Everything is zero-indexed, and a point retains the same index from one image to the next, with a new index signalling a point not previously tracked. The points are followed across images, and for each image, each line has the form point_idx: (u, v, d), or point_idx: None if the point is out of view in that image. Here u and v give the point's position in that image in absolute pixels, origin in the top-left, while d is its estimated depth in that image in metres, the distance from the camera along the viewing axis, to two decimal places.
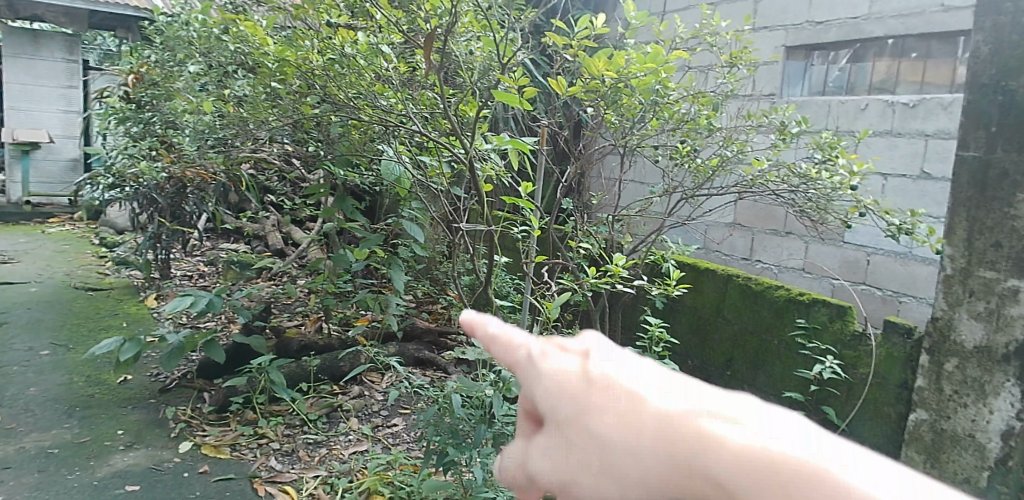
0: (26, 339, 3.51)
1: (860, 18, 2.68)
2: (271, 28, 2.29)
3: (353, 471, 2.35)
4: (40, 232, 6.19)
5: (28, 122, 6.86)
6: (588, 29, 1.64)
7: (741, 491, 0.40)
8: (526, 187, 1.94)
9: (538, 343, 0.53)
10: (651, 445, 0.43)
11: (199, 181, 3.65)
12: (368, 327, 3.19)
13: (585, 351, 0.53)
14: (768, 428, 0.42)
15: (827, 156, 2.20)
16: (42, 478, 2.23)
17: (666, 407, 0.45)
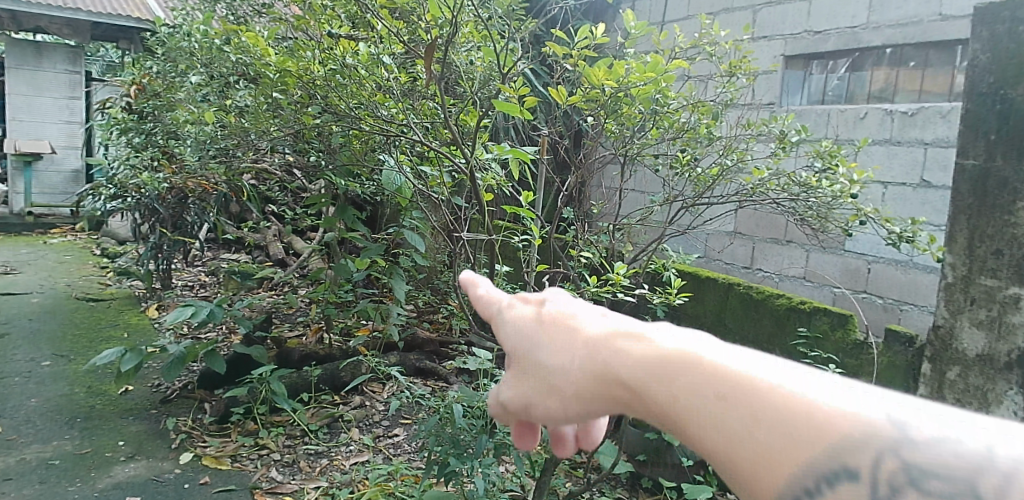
0: (27, 350, 3.51)
1: (858, 28, 2.70)
2: (272, 39, 2.35)
3: (354, 482, 2.34)
4: (42, 243, 6.21)
5: (30, 133, 6.88)
6: (588, 38, 1.65)
7: (626, 373, 0.61)
8: (527, 196, 1.94)
9: (511, 299, 0.79)
10: (575, 356, 0.66)
11: (200, 191, 3.66)
12: (368, 337, 3.19)
13: (542, 302, 0.77)
14: (645, 330, 0.64)
15: (828, 164, 2.21)
16: (43, 489, 2.22)
17: (586, 330, 0.68)
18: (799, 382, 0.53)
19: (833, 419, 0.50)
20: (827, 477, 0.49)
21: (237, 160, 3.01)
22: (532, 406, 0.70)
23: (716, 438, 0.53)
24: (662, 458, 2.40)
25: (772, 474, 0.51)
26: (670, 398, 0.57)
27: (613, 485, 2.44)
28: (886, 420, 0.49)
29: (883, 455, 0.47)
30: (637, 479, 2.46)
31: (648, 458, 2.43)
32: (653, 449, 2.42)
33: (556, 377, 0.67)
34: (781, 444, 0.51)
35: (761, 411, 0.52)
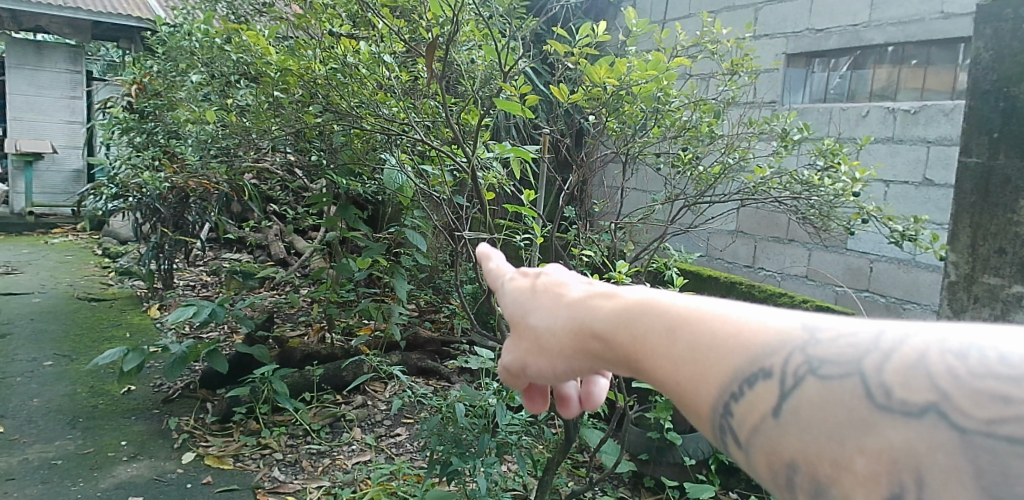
0: (30, 350, 3.51)
1: (860, 26, 2.69)
2: (273, 38, 2.35)
3: (356, 481, 2.34)
4: (44, 243, 6.21)
5: (32, 133, 6.90)
6: (589, 36, 1.64)
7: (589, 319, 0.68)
8: (529, 195, 1.94)
9: (516, 273, 0.84)
10: (552, 310, 0.74)
11: (201, 191, 3.66)
12: (370, 337, 3.19)
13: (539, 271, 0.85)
14: (613, 286, 0.69)
15: (830, 163, 2.22)
16: (45, 489, 2.22)
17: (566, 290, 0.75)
18: (730, 307, 0.59)
19: (754, 332, 0.56)
20: (746, 377, 0.54)
21: (238, 160, 3.00)
22: (528, 365, 0.75)
23: (659, 361, 0.59)
24: (664, 457, 2.38)
25: (705, 384, 0.56)
26: (624, 331, 0.63)
27: (615, 484, 2.44)
28: (798, 327, 0.56)
29: (791, 352, 0.53)
30: (639, 478, 2.46)
31: (649, 457, 2.41)
32: (655, 448, 2.40)
33: (537, 332, 0.74)
34: (714, 357, 0.56)
35: (695, 337, 0.58)
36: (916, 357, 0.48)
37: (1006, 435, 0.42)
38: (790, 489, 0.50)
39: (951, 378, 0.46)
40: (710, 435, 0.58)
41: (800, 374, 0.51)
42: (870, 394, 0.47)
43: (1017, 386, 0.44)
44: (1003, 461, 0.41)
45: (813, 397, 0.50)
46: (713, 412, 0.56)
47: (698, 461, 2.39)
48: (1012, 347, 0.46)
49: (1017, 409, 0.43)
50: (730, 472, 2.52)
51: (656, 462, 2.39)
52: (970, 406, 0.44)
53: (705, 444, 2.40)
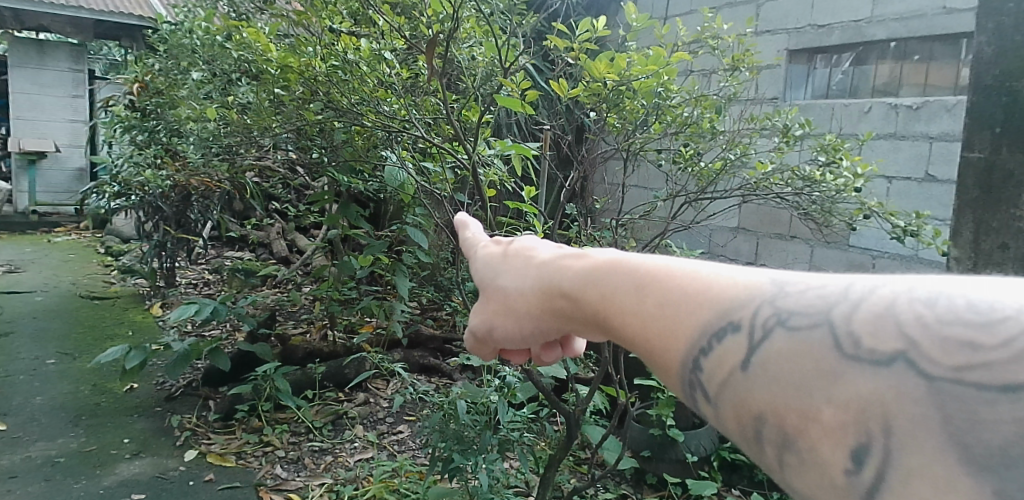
0: (32, 348, 3.52)
1: (863, 21, 2.68)
2: (273, 36, 2.35)
3: (358, 479, 2.34)
4: (46, 241, 6.22)
5: (34, 132, 6.91)
6: (590, 31, 1.65)
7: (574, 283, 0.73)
8: (530, 191, 1.94)
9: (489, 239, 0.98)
10: (534, 276, 0.81)
11: (203, 189, 3.67)
12: (372, 334, 3.20)
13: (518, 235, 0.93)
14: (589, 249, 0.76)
15: (832, 158, 2.23)
16: (49, 487, 2.23)
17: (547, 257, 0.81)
18: (702, 267, 0.64)
19: (724, 288, 0.60)
20: (716, 332, 0.57)
21: (240, 159, 3.01)
22: (494, 325, 0.87)
23: (631, 317, 0.63)
24: (666, 454, 2.37)
25: (676, 339, 0.60)
26: (603, 292, 0.68)
27: (617, 481, 2.44)
28: (766, 283, 0.59)
29: (759, 307, 0.56)
30: (641, 475, 2.45)
31: (651, 454, 2.39)
32: (656, 445, 2.39)
33: (522, 297, 0.82)
34: (683, 311, 0.60)
35: (669, 293, 0.62)
36: (885, 308, 0.50)
37: (973, 381, 0.43)
38: (759, 442, 0.51)
39: (918, 327, 0.47)
40: (682, 393, 0.61)
41: (771, 327, 0.54)
42: (839, 344, 0.48)
43: (983, 332, 0.45)
44: (971, 405, 0.42)
45: (781, 348, 0.52)
46: (686, 367, 0.59)
47: (700, 457, 2.39)
48: (983, 297, 0.47)
49: (985, 356, 0.44)
50: (732, 468, 2.52)
51: (659, 459, 2.38)
52: (939, 354, 0.45)
53: (706, 441, 2.41)
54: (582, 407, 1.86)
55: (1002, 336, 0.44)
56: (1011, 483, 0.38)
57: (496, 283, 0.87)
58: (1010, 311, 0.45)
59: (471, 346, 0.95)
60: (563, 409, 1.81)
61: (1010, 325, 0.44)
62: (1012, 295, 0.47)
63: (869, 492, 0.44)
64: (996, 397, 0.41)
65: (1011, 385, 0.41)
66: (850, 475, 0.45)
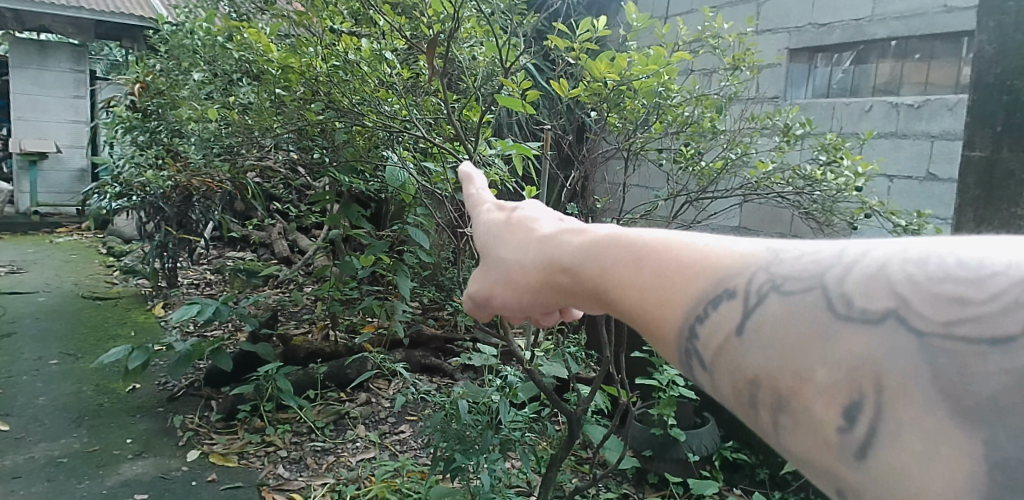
0: (35, 348, 3.52)
1: (863, 20, 2.67)
2: (273, 36, 2.35)
3: (360, 478, 2.35)
4: (48, 242, 6.23)
5: (36, 132, 6.93)
6: (590, 31, 1.65)
7: (573, 260, 0.74)
8: (530, 191, 1.94)
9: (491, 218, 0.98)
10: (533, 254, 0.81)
11: (205, 189, 3.67)
12: (374, 335, 3.20)
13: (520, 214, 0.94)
14: (588, 225, 0.77)
15: (833, 157, 2.23)
16: (52, 487, 2.24)
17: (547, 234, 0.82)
18: (699, 239, 0.64)
19: (720, 259, 0.61)
20: (712, 300, 0.58)
21: (241, 159, 3.01)
22: (495, 300, 0.87)
23: (630, 288, 0.64)
24: (668, 454, 2.36)
25: (674, 308, 0.61)
26: (602, 266, 0.69)
27: (619, 481, 2.44)
28: (761, 252, 0.59)
29: (754, 274, 0.57)
30: (642, 474, 2.45)
31: (653, 453, 2.38)
32: (658, 445, 2.38)
33: (520, 271, 0.82)
34: (681, 282, 0.61)
35: (667, 266, 0.63)
36: (877, 269, 0.50)
37: (963, 335, 0.43)
38: (755, 406, 0.52)
39: (909, 286, 0.47)
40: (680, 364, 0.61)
41: (765, 292, 0.54)
42: (831, 304, 0.49)
43: (973, 287, 0.45)
44: (961, 360, 0.42)
45: (774, 312, 0.52)
46: (682, 335, 0.60)
47: (701, 457, 2.39)
48: (974, 253, 0.47)
49: (974, 310, 0.43)
50: (733, 467, 2.53)
51: (660, 458, 2.37)
52: (930, 310, 0.45)
53: (708, 440, 2.41)
54: (584, 406, 1.86)
55: (992, 289, 0.44)
56: (999, 433, 0.39)
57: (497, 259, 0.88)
58: (1000, 265, 0.45)
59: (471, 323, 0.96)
60: (565, 409, 1.80)
61: (999, 279, 0.44)
62: (1004, 249, 0.47)
63: (862, 448, 0.44)
64: (987, 350, 0.41)
65: (999, 337, 0.41)
66: (842, 432, 0.45)
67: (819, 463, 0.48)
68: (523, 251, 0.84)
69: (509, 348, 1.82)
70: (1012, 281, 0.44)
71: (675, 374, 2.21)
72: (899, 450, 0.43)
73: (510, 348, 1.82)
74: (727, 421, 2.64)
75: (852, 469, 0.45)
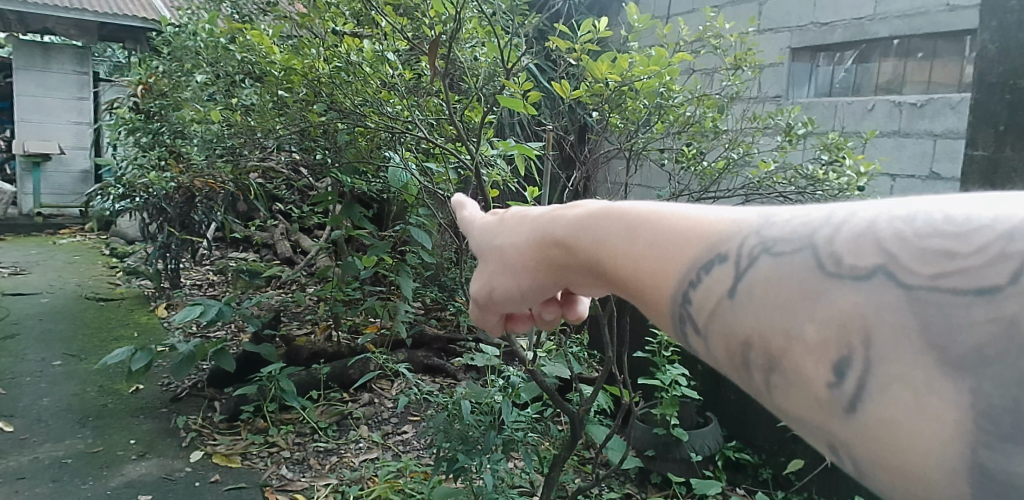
0: (39, 350, 3.54)
1: (865, 19, 2.67)
2: (276, 38, 2.36)
3: (363, 479, 2.35)
4: (52, 244, 6.24)
5: (40, 134, 6.96)
6: (591, 32, 1.65)
7: (569, 235, 0.74)
8: (533, 191, 1.94)
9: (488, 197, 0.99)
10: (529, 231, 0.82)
11: (208, 190, 3.68)
12: (376, 335, 3.20)
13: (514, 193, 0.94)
14: (582, 201, 0.77)
15: (835, 157, 2.24)
16: (56, 487, 2.25)
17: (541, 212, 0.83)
18: (692, 209, 0.65)
19: (713, 227, 0.61)
20: (705, 267, 0.58)
21: (243, 160, 3.01)
22: (492, 278, 0.88)
23: (623, 259, 0.65)
24: (670, 454, 2.35)
25: (667, 277, 0.61)
26: (596, 239, 0.69)
27: (621, 481, 2.44)
28: (753, 217, 0.60)
29: (745, 239, 0.57)
30: (645, 475, 2.44)
31: (656, 453, 2.37)
32: (661, 444, 2.37)
33: (515, 249, 0.83)
34: (673, 252, 0.62)
35: (660, 235, 0.63)
36: (865, 228, 0.51)
37: (950, 287, 0.43)
38: (748, 369, 0.52)
39: (896, 242, 0.47)
40: (675, 332, 0.61)
41: (756, 256, 0.54)
42: (821, 264, 0.49)
43: (960, 241, 0.45)
44: (947, 311, 0.42)
45: (765, 275, 0.52)
46: (677, 303, 0.60)
47: (704, 457, 2.38)
48: (959, 208, 0.47)
49: (960, 262, 0.43)
50: (736, 467, 2.52)
51: (663, 458, 2.36)
52: (917, 264, 0.45)
53: (711, 440, 2.40)
54: (586, 406, 1.86)
55: (978, 242, 0.44)
56: (984, 381, 0.39)
57: (494, 240, 0.88)
58: (986, 218, 0.45)
59: (473, 305, 0.96)
60: (567, 409, 1.80)
61: (985, 233, 0.44)
62: (989, 203, 0.47)
63: (852, 403, 0.44)
64: (972, 301, 0.41)
65: (986, 288, 0.41)
66: (833, 388, 0.46)
67: (811, 421, 0.49)
68: (519, 230, 0.84)
69: (511, 349, 1.82)
70: (998, 233, 0.44)
71: (678, 375, 2.20)
72: (888, 402, 0.43)
73: (513, 349, 1.81)
74: (730, 420, 2.64)
75: (843, 425, 0.45)
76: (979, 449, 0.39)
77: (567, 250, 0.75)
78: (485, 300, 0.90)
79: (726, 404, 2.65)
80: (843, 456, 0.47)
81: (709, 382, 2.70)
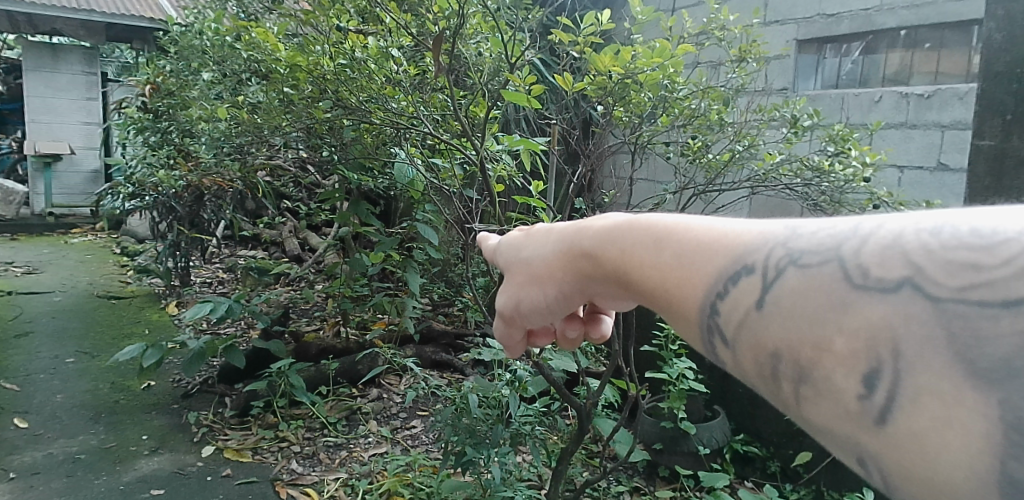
0: (52, 348, 3.57)
1: (872, 10, 2.66)
2: (281, 35, 2.38)
3: (372, 473, 2.37)
4: (64, 243, 6.31)
5: (50, 134, 7.01)
6: (594, 25, 1.64)
7: (591, 243, 0.75)
8: (539, 186, 1.94)
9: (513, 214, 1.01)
10: (552, 241, 0.83)
11: (216, 189, 3.71)
12: (384, 331, 3.23)
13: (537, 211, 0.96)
14: (606, 211, 0.78)
15: (840, 149, 2.22)
16: (71, 482, 2.28)
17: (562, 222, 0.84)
18: (716, 220, 0.66)
19: (739, 237, 0.62)
20: (731, 276, 0.59)
21: (251, 158, 3.03)
22: (516, 293, 0.89)
23: (648, 269, 0.66)
24: (678, 447, 2.35)
25: (693, 287, 0.62)
26: (620, 247, 0.70)
27: (629, 474, 2.45)
28: (779, 229, 0.60)
29: (772, 249, 0.58)
30: (653, 468, 2.45)
31: (664, 446, 2.37)
32: (668, 438, 2.37)
33: (540, 260, 0.84)
34: (699, 261, 0.63)
35: (683, 246, 0.64)
36: (891, 240, 0.51)
37: (976, 299, 0.43)
38: (777, 379, 0.53)
39: (922, 254, 0.48)
40: (702, 344, 0.62)
41: (782, 267, 0.55)
42: (847, 276, 0.49)
43: (986, 254, 0.45)
44: (973, 323, 0.42)
45: (792, 284, 0.53)
46: (703, 312, 0.61)
47: (711, 450, 2.39)
48: (987, 221, 0.47)
49: (986, 276, 0.44)
50: (744, 460, 2.53)
51: (670, 451, 2.36)
52: (943, 278, 0.45)
53: (719, 433, 2.41)
54: (592, 399, 1.86)
55: (1004, 254, 0.45)
56: (1011, 393, 0.39)
57: (519, 253, 0.90)
58: (1012, 231, 0.45)
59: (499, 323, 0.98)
60: (574, 403, 1.81)
61: (1012, 244, 0.44)
62: (1016, 216, 0.47)
63: (881, 415, 0.45)
64: (998, 313, 0.42)
65: (1011, 301, 0.42)
66: (862, 399, 0.46)
67: (839, 432, 0.49)
68: (545, 241, 0.85)
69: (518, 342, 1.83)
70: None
71: (685, 368, 2.20)
72: (916, 414, 0.43)
73: None
74: (739, 414, 2.63)
75: (873, 436, 0.46)
76: (1007, 461, 0.39)
77: (591, 261, 0.75)
78: (510, 313, 0.91)
79: (734, 397, 2.65)
80: (872, 469, 0.47)
81: (716, 376, 2.70)
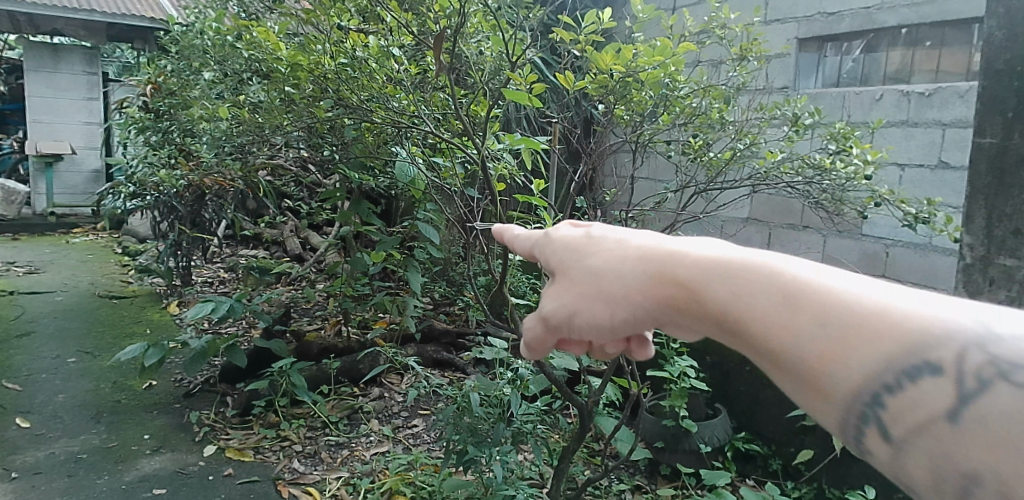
0: (54, 347, 3.58)
1: (873, 8, 2.65)
2: (282, 35, 2.38)
3: (374, 472, 2.38)
4: (65, 242, 6.31)
5: (51, 134, 7.02)
6: (595, 23, 1.64)
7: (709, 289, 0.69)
8: (540, 184, 1.92)
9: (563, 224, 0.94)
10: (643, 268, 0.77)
11: (217, 188, 3.72)
12: (385, 330, 3.23)
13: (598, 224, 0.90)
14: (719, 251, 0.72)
15: (842, 146, 2.20)
16: (73, 482, 2.29)
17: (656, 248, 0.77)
18: (863, 287, 0.63)
19: (904, 320, 0.60)
20: (905, 370, 0.57)
21: (251, 156, 3.03)
22: (579, 314, 0.82)
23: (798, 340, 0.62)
24: (679, 445, 2.35)
25: (853, 370, 0.59)
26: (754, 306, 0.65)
27: (631, 472, 2.45)
28: (952, 320, 0.59)
29: (953, 350, 0.57)
30: (655, 466, 2.45)
31: (665, 444, 2.38)
32: (670, 436, 2.36)
33: (624, 286, 0.78)
34: (861, 341, 0.60)
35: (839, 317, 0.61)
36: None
37: None
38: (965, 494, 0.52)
39: None
40: (847, 424, 0.61)
41: (979, 377, 0.54)
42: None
43: None
44: None
45: (992, 401, 0.52)
46: (863, 400, 0.59)
47: (714, 448, 2.38)
48: None
49: None
50: (746, 458, 2.53)
51: (671, 449, 2.37)
52: None
53: (722, 431, 2.40)
54: (594, 397, 1.87)
55: None
56: None
57: (590, 271, 0.82)
58: None
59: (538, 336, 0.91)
60: (576, 401, 1.80)
61: None
62: None
63: None
64: None
65: None
66: None
67: None
68: (630, 265, 0.78)
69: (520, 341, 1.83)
70: None
71: (687, 366, 2.21)
72: None
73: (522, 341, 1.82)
74: (740, 412, 2.63)
75: None
76: None
77: (695, 309, 0.71)
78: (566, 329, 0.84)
79: (736, 395, 2.64)
80: None
81: (717, 374, 2.70)
